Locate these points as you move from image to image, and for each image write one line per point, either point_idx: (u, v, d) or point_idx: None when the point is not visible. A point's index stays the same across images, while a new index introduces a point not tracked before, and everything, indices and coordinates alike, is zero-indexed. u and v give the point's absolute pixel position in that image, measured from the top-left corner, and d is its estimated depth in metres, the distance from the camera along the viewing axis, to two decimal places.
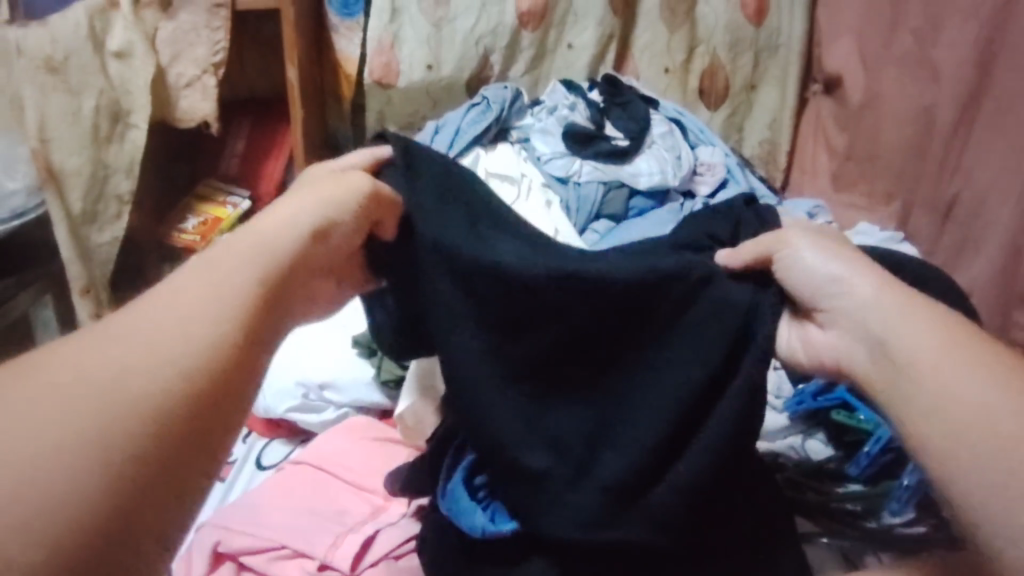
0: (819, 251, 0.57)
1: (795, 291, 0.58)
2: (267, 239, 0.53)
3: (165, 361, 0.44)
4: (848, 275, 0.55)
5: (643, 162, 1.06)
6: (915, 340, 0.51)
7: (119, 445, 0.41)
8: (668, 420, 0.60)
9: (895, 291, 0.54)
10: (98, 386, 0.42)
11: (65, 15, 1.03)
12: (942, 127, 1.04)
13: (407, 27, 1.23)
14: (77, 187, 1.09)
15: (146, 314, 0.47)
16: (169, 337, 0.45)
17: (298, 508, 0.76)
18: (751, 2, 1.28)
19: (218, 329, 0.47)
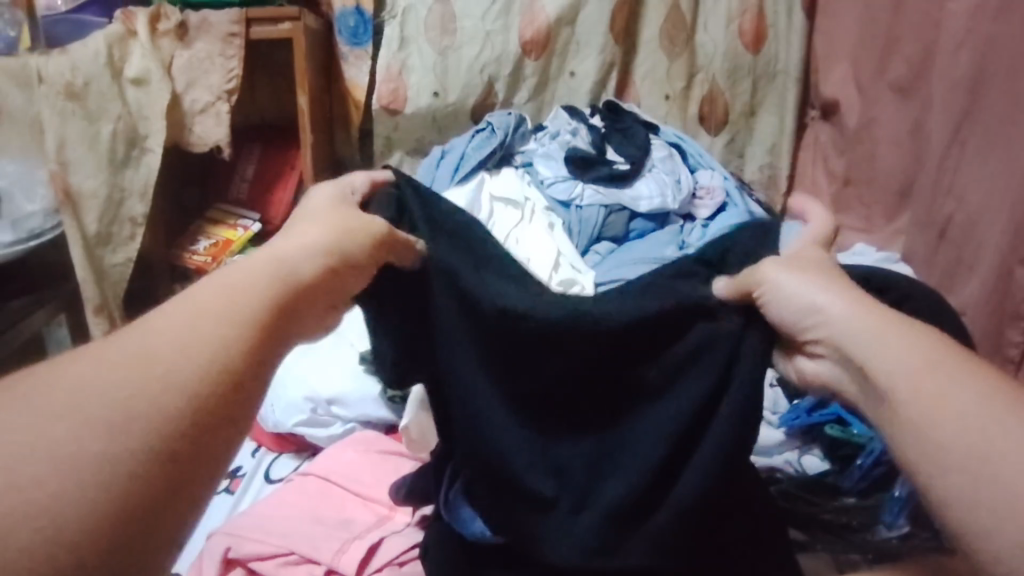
0: (797, 277, 0.55)
1: (780, 318, 0.56)
2: (278, 259, 0.52)
3: (173, 365, 0.42)
4: (825, 299, 0.53)
5: (643, 186, 1.08)
6: (895, 357, 0.49)
7: (124, 450, 0.38)
8: (667, 445, 0.61)
9: (874, 312, 0.51)
10: (104, 393, 0.40)
11: (85, 43, 1.08)
12: (933, 150, 1.06)
13: (415, 55, 1.27)
14: (93, 209, 1.12)
15: (157, 327, 0.45)
16: (177, 345, 0.43)
17: (306, 517, 0.78)
18: (749, 31, 1.32)
19: (228, 333, 0.45)
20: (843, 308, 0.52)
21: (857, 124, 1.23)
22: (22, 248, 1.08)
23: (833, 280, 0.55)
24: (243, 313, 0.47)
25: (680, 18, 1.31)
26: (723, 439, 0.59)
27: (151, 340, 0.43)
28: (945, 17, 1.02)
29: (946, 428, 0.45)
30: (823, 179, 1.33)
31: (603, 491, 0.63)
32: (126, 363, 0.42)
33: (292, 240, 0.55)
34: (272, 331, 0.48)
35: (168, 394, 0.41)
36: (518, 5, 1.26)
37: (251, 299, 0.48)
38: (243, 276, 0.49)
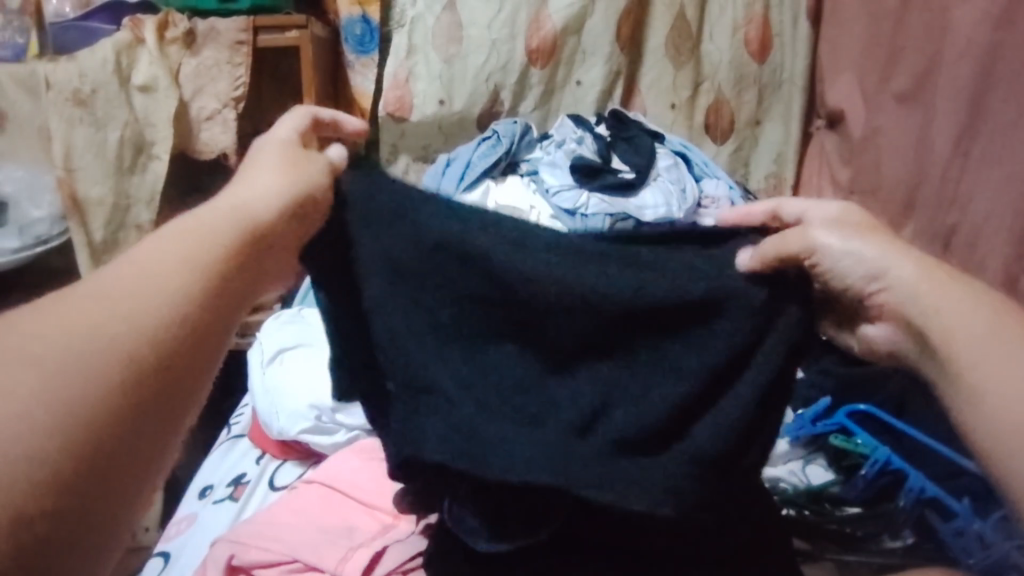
0: (853, 235, 0.57)
1: (844, 278, 0.58)
2: (237, 206, 0.52)
3: (120, 319, 0.42)
4: (894, 259, 0.56)
5: (648, 195, 1.08)
6: (956, 318, 0.54)
7: (75, 410, 0.38)
8: (689, 386, 0.61)
9: (932, 274, 0.56)
10: (46, 357, 0.39)
11: (93, 51, 1.09)
12: (937, 160, 1.05)
13: (422, 63, 1.28)
14: (99, 216, 1.12)
15: (101, 283, 0.44)
16: (120, 299, 0.43)
17: (309, 524, 0.78)
18: (754, 40, 1.33)
19: (178, 285, 0.45)
20: (908, 272, 0.56)
21: (862, 134, 1.23)
22: (27, 254, 1.10)
23: (888, 239, 0.58)
24: (197, 254, 0.47)
25: (686, 27, 1.31)
26: (733, 414, 0.61)
27: (108, 281, 0.44)
28: (949, 27, 1.03)
29: (999, 392, 0.52)
30: (828, 188, 1.33)
31: (588, 467, 0.60)
32: (89, 307, 0.42)
33: (248, 178, 0.55)
34: (232, 262, 0.49)
35: (137, 327, 0.42)
36: (524, 13, 1.27)
37: (207, 242, 0.48)
38: (203, 214, 0.50)
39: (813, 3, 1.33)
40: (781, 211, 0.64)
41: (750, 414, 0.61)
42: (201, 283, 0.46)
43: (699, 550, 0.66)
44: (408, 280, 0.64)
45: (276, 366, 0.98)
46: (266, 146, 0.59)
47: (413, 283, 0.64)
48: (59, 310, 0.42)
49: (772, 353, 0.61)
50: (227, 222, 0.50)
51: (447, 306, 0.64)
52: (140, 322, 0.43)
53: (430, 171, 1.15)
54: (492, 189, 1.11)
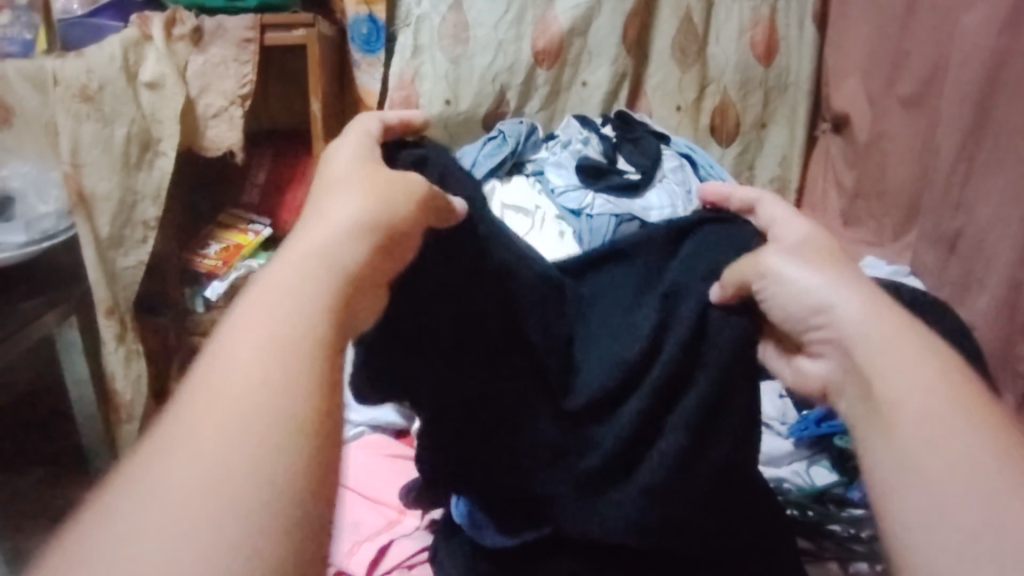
0: (797, 266, 0.56)
1: (789, 311, 0.56)
2: (329, 249, 0.47)
3: (263, 415, 0.38)
4: (840, 295, 0.53)
5: (654, 196, 1.08)
6: (900, 367, 0.48)
7: (263, 531, 0.34)
8: (644, 406, 0.63)
9: (886, 315, 0.52)
10: (199, 485, 0.35)
11: (101, 47, 1.09)
12: (942, 163, 1.05)
13: (428, 63, 1.28)
14: (106, 212, 1.12)
15: (220, 379, 0.39)
16: (250, 393, 0.39)
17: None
18: (760, 43, 1.33)
19: (306, 358, 0.41)
20: (856, 309, 0.52)
21: (868, 137, 1.23)
22: (35, 249, 1.07)
23: (847, 277, 0.55)
24: (310, 319, 0.43)
25: (692, 29, 1.32)
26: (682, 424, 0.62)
27: (230, 364, 0.40)
28: (956, 31, 1.02)
29: (936, 457, 0.44)
30: (833, 192, 1.33)
31: (550, 481, 0.65)
32: (231, 403, 0.38)
33: (327, 212, 0.50)
34: (338, 321, 0.44)
35: (291, 401, 0.39)
36: (530, 14, 1.27)
37: (314, 302, 0.44)
38: (293, 255, 0.46)
39: (819, 7, 1.33)
40: (761, 206, 0.65)
41: (705, 426, 0.63)
42: (326, 333, 0.43)
43: (704, 551, 0.65)
44: (405, 298, 0.64)
45: None
46: (331, 178, 0.54)
47: (407, 302, 0.65)
48: (196, 415, 0.38)
49: (722, 367, 0.62)
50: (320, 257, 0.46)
51: (443, 331, 0.66)
52: (287, 395, 0.39)
53: None
54: (499, 188, 1.11)
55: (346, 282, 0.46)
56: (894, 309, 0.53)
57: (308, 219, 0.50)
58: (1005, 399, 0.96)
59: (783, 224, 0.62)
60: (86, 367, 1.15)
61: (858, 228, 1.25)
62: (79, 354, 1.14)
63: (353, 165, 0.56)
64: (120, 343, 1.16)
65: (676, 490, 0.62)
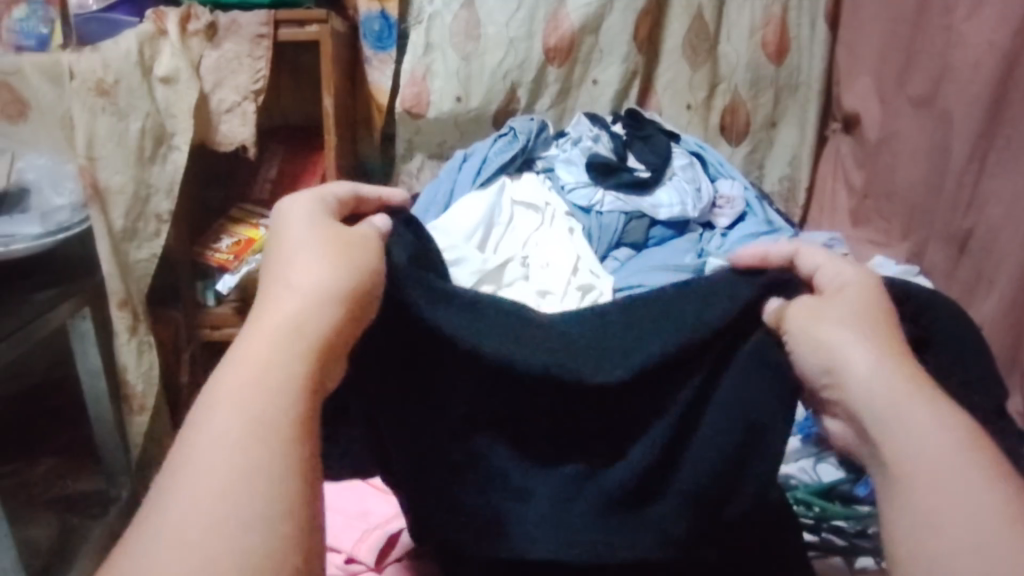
0: (837, 328, 0.52)
1: (806, 367, 0.53)
2: (294, 318, 0.47)
3: (239, 508, 0.38)
4: (852, 349, 0.50)
5: (663, 194, 1.09)
6: (911, 425, 0.47)
7: None
8: (668, 430, 0.58)
9: (902, 372, 0.49)
10: None
11: (117, 42, 1.10)
12: (954, 164, 1.05)
13: (439, 60, 1.29)
14: (119, 205, 1.13)
15: (190, 475, 0.39)
16: (221, 488, 0.39)
17: (328, 512, 0.79)
18: (772, 43, 1.33)
19: (277, 442, 0.41)
20: (870, 366, 0.49)
21: (878, 137, 1.23)
22: (48, 241, 1.06)
23: (865, 328, 0.52)
24: (276, 401, 0.43)
25: (704, 28, 1.32)
26: (717, 451, 0.57)
27: (198, 481, 0.39)
28: (966, 32, 1.03)
29: (952, 516, 0.43)
30: (842, 192, 1.33)
31: (586, 529, 0.57)
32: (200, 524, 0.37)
33: (291, 282, 0.49)
34: (307, 396, 0.44)
35: (266, 514, 0.39)
36: (542, 12, 1.27)
37: (281, 383, 0.44)
38: (254, 347, 0.45)
39: (830, 6, 1.33)
40: (799, 258, 0.60)
41: (740, 455, 0.58)
42: (297, 432, 0.42)
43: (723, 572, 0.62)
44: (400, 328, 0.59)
45: None
46: (298, 238, 0.52)
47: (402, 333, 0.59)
48: (165, 525, 0.38)
49: (756, 373, 0.58)
50: (287, 344, 0.45)
51: (444, 368, 0.59)
52: (262, 505, 0.39)
53: (446, 166, 1.16)
54: (508, 184, 1.10)
55: (314, 353, 0.46)
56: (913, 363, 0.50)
57: (269, 289, 0.49)
58: (1013, 400, 0.96)
59: (832, 271, 0.57)
60: (98, 358, 1.16)
61: (866, 229, 1.26)
62: (92, 344, 1.15)
63: (315, 219, 0.54)
64: (131, 335, 1.17)
65: (703, 519, 0.58)
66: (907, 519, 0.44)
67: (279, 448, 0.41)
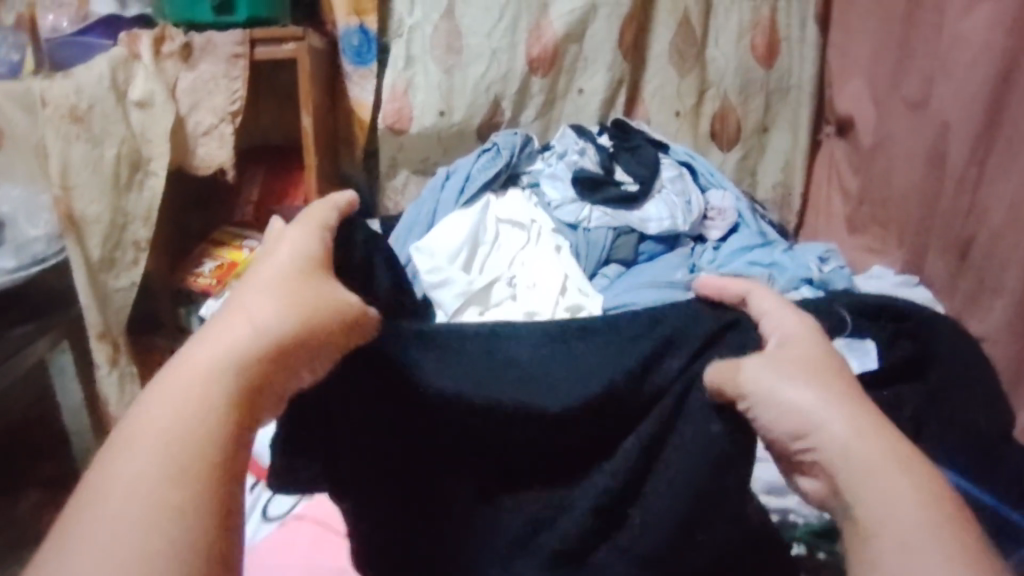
0: (807, 392, 0.54)
1: (775, 434, 0.54)
2: (229, 361, 0.51)
3: (135, 544, 0.43)
4: (823, 415, 0.53)
5: (652, 208, 1.06)
6: (877, 488, 0.50)
7: None
8: (621, 475, 0.56)
9: (873, 440, 0.52)
10: None
11: (90, 67, 1.07)
12: (952, 169, 1.02)
13: (421, 74, 1.26)
14: (96, 234, 1.10)
15: (110, 499, 0.45)
16: (125, 520, 0.44)
17: (322, 532, 0.83)
18: (760, 45, 1.30)
19: (186, 484, 0.46)
20: (841, 432, 0.52)
21: (873, 141, 1.20)
22: (26, 274, 1.04)
23: (835, 392, 0.54)
24: (194, 443, 0.48)
25: (691, 33, 1.29)
26: (686, 484, 0.55)
27: (118, 482, 0.46)
28: (960, 31, 0.99)
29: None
30: (837, 197, 1.30)
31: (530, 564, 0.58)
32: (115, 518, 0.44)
33: (239, 322, 0.53)
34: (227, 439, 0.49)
35: (156, 543, 0.44)
36: (525, 21, 1.24)
37: (203, 426, 0.48)
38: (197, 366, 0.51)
39: (820, 7, 1.30)
40: (750, 300, 0.61)
41: (703, 503, 0.55)
42: (207, 476, 0.47)
43: None
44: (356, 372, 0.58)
45: None
46: (258, 278, 0.57)
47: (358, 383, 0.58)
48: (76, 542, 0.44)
49: (702, 433, 0.55)
50: (221, 372, 0.51)
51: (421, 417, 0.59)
52: (157, 545, 0.44)
53: (428, 184, 1.12)
54: (492, 203, 1.07)
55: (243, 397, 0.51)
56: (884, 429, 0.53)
57: (220, 323, 0.54)
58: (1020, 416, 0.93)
59: (776, 320, 0.59)
60: (77, 393, 1.17)
61: (862, 236, 1.23)
62: (71, 379, 1.16)
63: (281, 261, 0.57)
64: (112, 368, 1.16)
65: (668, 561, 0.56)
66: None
67: (200, 462, 0.47)
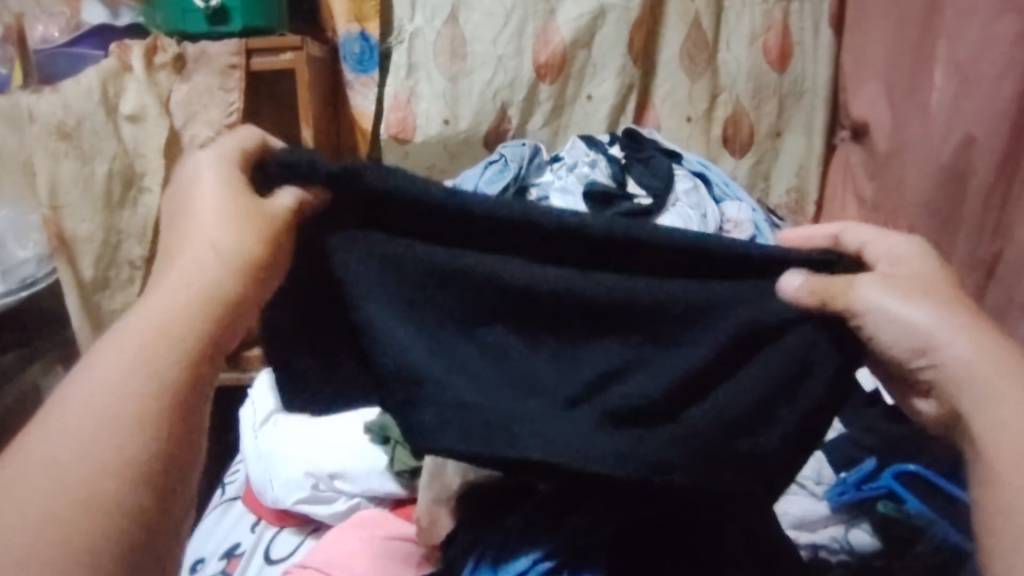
0: (924, 307, 0.52)
1: (894, 350, 0.53)
2: (194, 255, 0.49)
3: (107, 418, 0.42)
4: (944, 335, 0.52)
5: (666, 222, 1.01)
6: (1001, 411, 0.51)
7: (88, 519, 0.39)
8: (686, 370, 0.55)
9: (987, 344, 0.52)
10: (49, 472, 0.40)
11: (78, 81, 1.05)
12: (976, 182, 0.97)
13: (424, 82, 1.22)
14: (88, 254, 1.08)
15: (75, 391, 0.43)
16: (90, 400, 0.42)
17: (345, 557, 0.78)
18: (773, 49, 1.26)
19: (155, 369, 0.44)
20: (959, 344, 0.52)
21: (888, 148, 1.16)
22: (14, 297, 1.01)
23: (953, 305, 0.53)
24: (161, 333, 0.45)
25: (702, 37, 1.25)
26: (769, 373, 0.56)
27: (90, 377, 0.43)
28: (982, 39, 0.94)
29: None
30: (852, 204, 1.26)
31: (601, 439, 0.53)
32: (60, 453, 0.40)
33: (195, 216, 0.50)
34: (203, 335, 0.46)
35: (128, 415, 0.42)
36: (531, 27, 1.20)
37: (174, 312, 0.46)
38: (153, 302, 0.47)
39: (834, 9, 1.27)
40: (842, 238, 0.60)
41: (775, 392, 0.56)
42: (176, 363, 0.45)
43: None
44: (386, 227, 0.54)
45: (269, 429, 0.94)
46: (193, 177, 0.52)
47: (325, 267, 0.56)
48: (50, 422, 0.42)
49: (807, 342, 0.55)
50: (187, 306, 0.46)
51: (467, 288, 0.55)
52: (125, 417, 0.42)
53: None
54: None
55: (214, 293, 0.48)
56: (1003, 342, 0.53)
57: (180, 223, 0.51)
58: None
59: (880, 248, 0.57)
60: None
61: None
62: None
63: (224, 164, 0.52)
64: None
65: (734, 442, 0.56)
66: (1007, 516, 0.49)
67: (154, 376, 0.44)
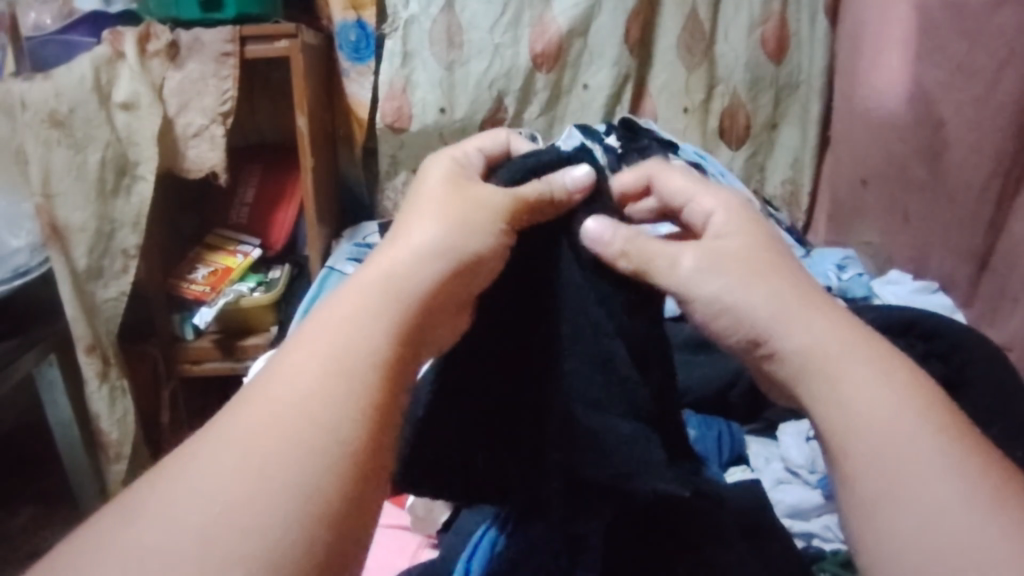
0: (783, 286, 0.54)
1: (752, 313, 0.53)
2: (389, 268, 0.49)
3: (316, 421, 0.40)
4: (794, 307, 0.52)
5: None
6: (869, 403, 0.47)
7: (291, 533, 0.36)
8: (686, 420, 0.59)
9: (846, 331, 0.51)
10: (248, 476, 0.38)
11: (71, 68, 1.04)
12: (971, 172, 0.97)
13: (420, 70, 1.22)
14: (82, 243, 1.07)
15: (277, 389, 0.42)
16: (290, 405, 0.41)
17: None
18: (771, 40, 1.25)
19: (361, 380, 0.42)
20: (821, 330, 0.51)
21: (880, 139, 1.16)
22: (8, 286, 1.02)
23: (813, 298, 0.53)
24: (372, 339, 0.44)
25: (700, 27, 1.24)
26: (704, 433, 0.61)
27: (298, 378, 0.42)
28: (977, 35, 0.94)
29: (928, 492, 0.44)
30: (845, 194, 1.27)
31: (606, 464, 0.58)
32: (259, 458, 0.38)
33: (408, 238, 0.52)
34: (404, 351, 0.46)
35: (342, 420, 0.41)
36: (528, 16, 1.20)
37: (384, 314, 0.46)
38: (360, 295, 0.47)
39: None
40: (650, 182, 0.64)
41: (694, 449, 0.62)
42: (378, 375, 0.43)
43: None
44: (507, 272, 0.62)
45: None
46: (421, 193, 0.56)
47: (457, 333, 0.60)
48: (248, 422, 0.40)
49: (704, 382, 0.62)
50: (398, 311, 0.47)
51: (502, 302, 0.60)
52: (336, 422, 0.40)
53: None
54: None
55: (414, 309, 0.48)
56: (874, 342, 0.51)
57: (394, 236, 0.53)
58: None
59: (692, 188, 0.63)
60: (68, 404, 1.16)
61: (869, 235, 1.20)
62: (61, 392, 1.15)
63: (443, 179, 0.58)
64: (102, 381, 1.14)
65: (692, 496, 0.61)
66: (878, 517, 0.44)
67: (361, 385, 0.42)
